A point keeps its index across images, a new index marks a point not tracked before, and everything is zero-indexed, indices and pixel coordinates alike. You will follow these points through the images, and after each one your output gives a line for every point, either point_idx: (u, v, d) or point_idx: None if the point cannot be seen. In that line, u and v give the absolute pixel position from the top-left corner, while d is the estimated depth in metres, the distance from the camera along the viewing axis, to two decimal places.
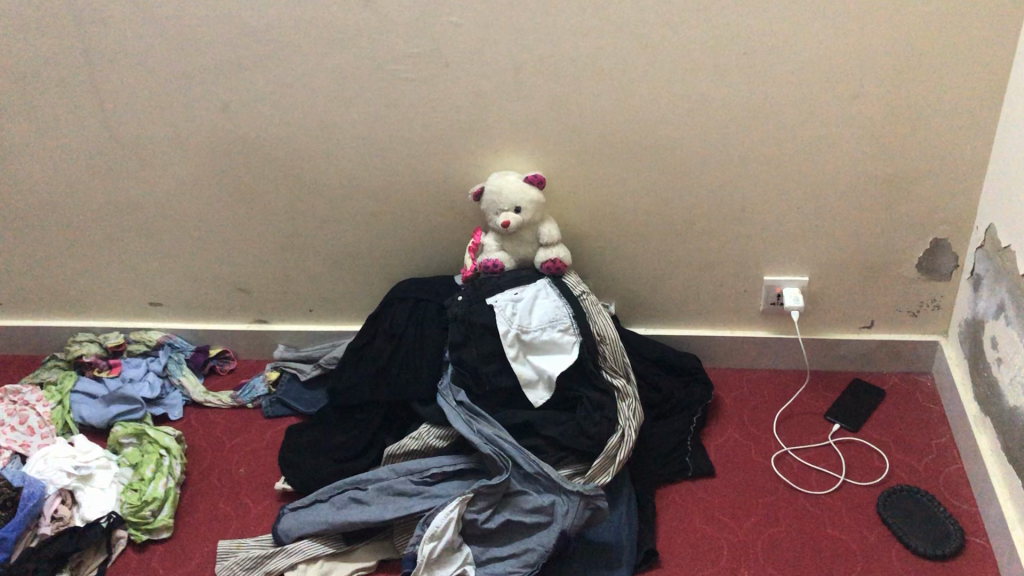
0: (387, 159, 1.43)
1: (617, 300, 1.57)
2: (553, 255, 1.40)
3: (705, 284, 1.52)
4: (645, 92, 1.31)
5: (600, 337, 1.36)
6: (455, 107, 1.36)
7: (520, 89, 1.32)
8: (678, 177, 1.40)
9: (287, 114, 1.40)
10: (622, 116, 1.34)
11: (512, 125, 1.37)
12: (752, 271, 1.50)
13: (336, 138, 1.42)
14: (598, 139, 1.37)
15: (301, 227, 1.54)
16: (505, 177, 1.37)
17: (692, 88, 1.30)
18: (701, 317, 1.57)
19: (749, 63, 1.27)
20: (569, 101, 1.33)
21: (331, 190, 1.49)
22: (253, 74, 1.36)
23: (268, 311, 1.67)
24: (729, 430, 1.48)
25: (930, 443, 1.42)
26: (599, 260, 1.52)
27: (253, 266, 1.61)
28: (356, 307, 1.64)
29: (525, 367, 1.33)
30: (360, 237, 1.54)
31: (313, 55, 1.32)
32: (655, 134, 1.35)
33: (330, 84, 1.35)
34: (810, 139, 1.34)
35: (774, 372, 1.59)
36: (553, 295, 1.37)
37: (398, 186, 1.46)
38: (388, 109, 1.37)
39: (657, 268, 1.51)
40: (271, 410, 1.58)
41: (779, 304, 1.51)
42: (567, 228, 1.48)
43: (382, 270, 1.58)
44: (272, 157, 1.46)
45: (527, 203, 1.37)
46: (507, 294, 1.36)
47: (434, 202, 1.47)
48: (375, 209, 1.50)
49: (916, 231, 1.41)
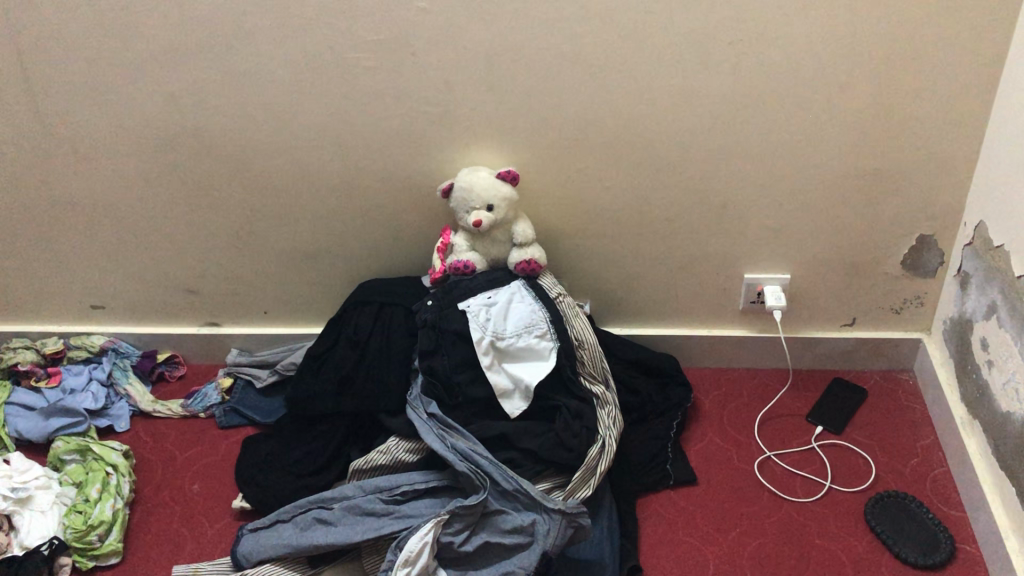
0: (349, 153, 1.34)
1: (591, 299, 1.50)
2: (528, 256, 1.32)
3: (683, 282, 1.46)
4: (624, 83, 1.23)
5: (577, 341, 1.30)
6: (422, 98, 1.27)
7: (492, 79, 1.24)
8: (658, 172, 1.33)
9: (240, 105, 1.29)
10: (600, 108, 1.26)
11: (483, 118, 1.28)
12: (732, 269, 1.44)
13: (292, 130, 1.32)
14: (574, 133, 1.29)
15: (256, 225, 1.44)
16: (476, 173, 1.29)
17: (675, 80, 1.23)
18: (679, 316, 1.50)
19: (734, 53, 1.19)
20: (544, 93, 1.25)
21: (288, 186, 1.39)
22: (202, 62, 1.25)
23: (220, 314, 1.57)
24: (709, 434, 1.42)
25: (914, 445, 1.38)
26: (573, 258, 1.44)
27: (203, 266, 1.50)
28: (315, 310, 1.55)
29: (500, 376, 1.25)
30: (319, 236, 1.44)
31: (268, 42, 1.22)
32: (634, 126, 1.28)
33: (286, 73, 1.25)
34: (796, 133, 1.27)
35: (753, 371, 1.54)
36: (529, 298, 1.29)
37: (360, 181, 1.37)
38: (350, 100, 1.28)
39: (633, 266, 1.45)
40: (225, 419, 1.49)
41: (759, 302, 1.46)
42: (540, 225, 1.41)
43: (343, 270, 1.49)
44: (223, 150, 1.35)
45: (500, 200, 1.29)
46: (480, 298, 1.28)
47: (399, 199, 1.38)
48: (335, 206, 1.40)
49: (902, 227, 1.36)
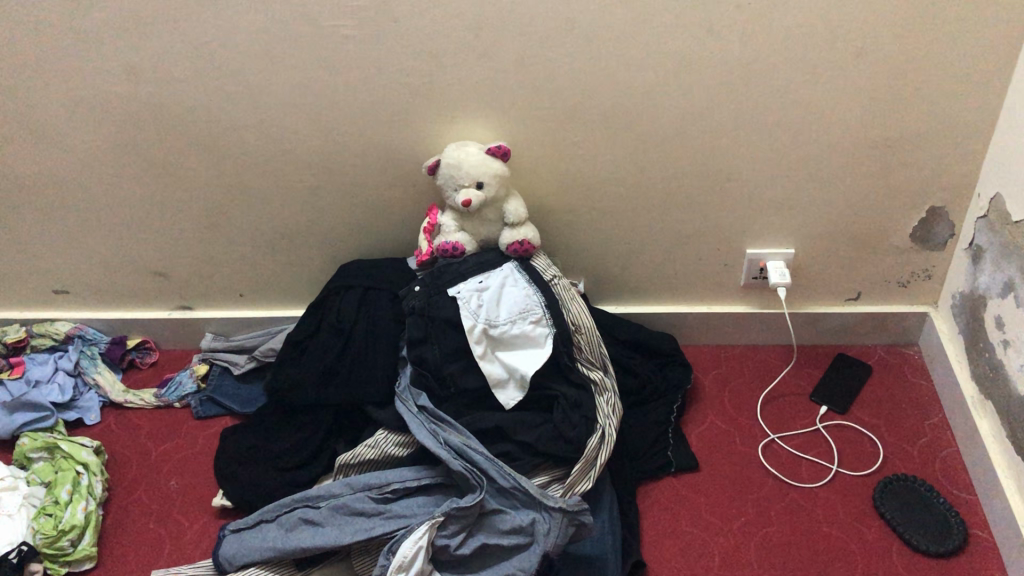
0: (326, 127, 1.25)
1: (586, 277, 1.43)
2: (520, 236, 1.24)
3: (683, 258, 1.39)
4: (621, 51, 1.15)
5: (574, 326, 1.24)
6: (403, 68, 1.17)
7: (479, 48, 1.15)
8: (657, 145, 1.25)
9: (206, 76, 1.19)
10: (596, 77, 1.18)
11: (470, 89, 1.19)
12: (734, 244, 1.37)
13: (264, 104, 1.22)
14: (569, 104, 1.21)
15: (228, 204, 1.35)
16: (464, 149, 1.21)
17: (676, 47, 1.14)
18: (677, 292, 1.44)
19: (739, 19, 1.11)
20: (535, 61, 1.16)
21: (261, 162, 1.29)
22: (163, 30, 1.15)
23: (193, 297, 1.48)
24: (710, 416, 1.37)
25: (922, 424, 1.33)
26: (566, 235, 1.37)
27: (173, 248, 1.41)
28: (294, 292, 1.46)
29: (493, 365, 1.19)
30: (297, 216, 1.36)
31: (234, 7, 1.12)
32: (633, 98, 1.20)
33: (256, 42, 1.15)
34: (804, 102, 1.20)
35: (754, 348, 1.48)
36: (522, 282, 1.22)
37: (339, 157, 1.28)
38: (325, 70, 1.18)
39: (630, 242, 1.37)
40: (201, 409, 1.41)
41: (762, 277, 1.39)
42: (532, 201, 1.33)
43: (323, 251, 1.40)
44: (190, 125, 1.25)
45: (490, 178, 1.20)
46: (470, 283, 1.21)
47: (382, 175, 1.29)
48: (313, 183, 1.31)
49: (912, 199, 1.29)
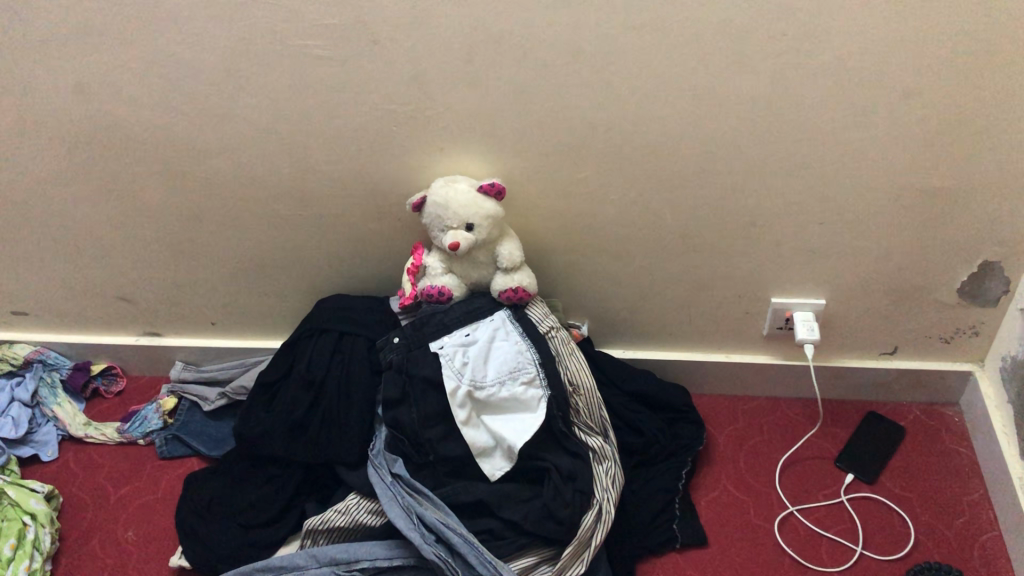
0: (301, 154, 1.11)
1: (591, 319, 1.29)
2: (514, 283, 1.11)
3: (699, 305, 1.24)
4: (634, 81, 1.00)
5: (571, 386, 1.10)
6: (386, 93, 1.03)
7: (472, 74, 1.00)
8: (674, 183, 1.10)
9: (167, 95, 1.06)
10: (606, 109, 1.03)
11: (461, 118, 1.05)
12: (758, 292, 1.22)
13: (231, 127, 1.09)
14: (574, 137, 1.06)
15: (194, 230, 1.22)
16: (453, 185, 1.07)
17: (699, 78, 0.99)
18: (692, 339, 1.29)
19: (771, 51, 0.96)
20: (536, 90, 1.01)
21: (232, 188, 1.16)
22: (115, 44, 1.01)
23: (162, 323, 1.36)
24: (722, 481, 1.23)
25: (961, 501, 1.18)
26: (569, 276, 1.22)
27: (138, 273, 1.29)
28: (271, 323, 1.34)
29: (479, 431, 1.06)
30: (271, 245, 1.22)
31: (193, 22, 0.98)
32: (646, 132, 1.05)
33: (220, 60, 1.01)
34: (843, 143, 1.04)
35: (774, 401, 1.34)
36: (514, 334, 1.09)
37: (317, 185, 1.14)
38: (299, 92, 1.04)
39: (640, 286, 1.23)
40: (166, 449, 1.29)
41: (787, 328, 1.25)
42: (532, 240, 1.18)
43: (301, 282, 1.27)
44: (150, 145, 1.12)
45: (481, 219, 1.06)
46: (456, 336, 1.08)
47: (364, 207, 1.16)
48: (289, 211, 1.18)
49: (962, 252, 1.14)
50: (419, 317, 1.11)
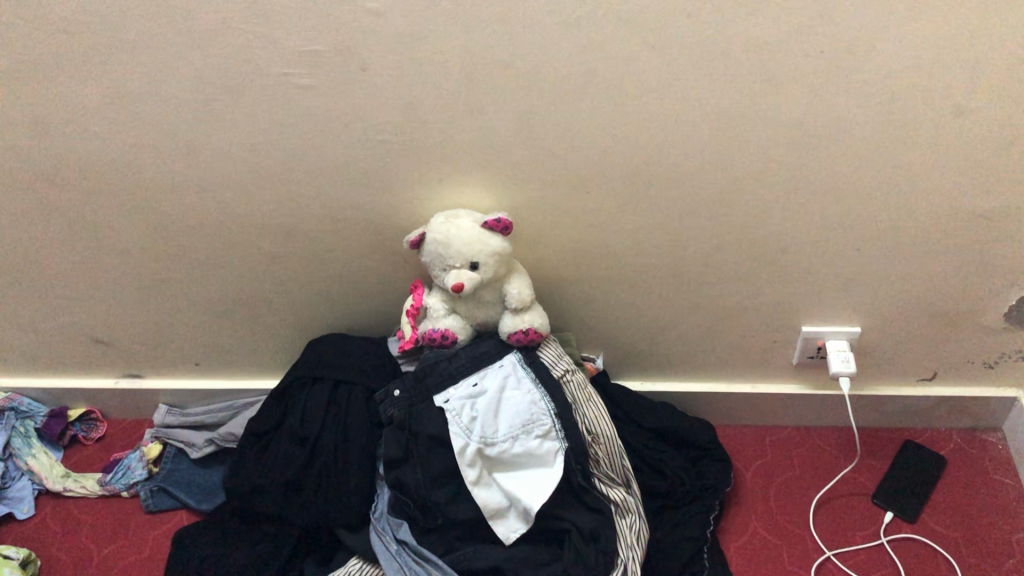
0: (287, 189, 1.01)
1: (606, 351, 1.19)
2: (524, 324, 1.01)
3: (723, 335, 1.15)
4: (655, 104, 0.90)
5: (590, 435, 1.01)
6: (379, 124, 0.93)
7: (476, 102, 0.90)
8: (698, 210, 1.01)
9: (137, 130, 0.96)
10: (624, 135, 0.93)
11: (462, 148, 0.95)
12: (787, 320, 1.13)
13: (208, 162, 0.99)
14: (588, 165, 0.96)
15: (172, 268, 1.12)
16: (454, 221, 0.97)
17: (728, 99, 0.89)
18: (715, 370, 1.20)
19: (808, 70, 0.86)
20: (546, 117, 0.92)
21: (211, 225, 1.06)
22: (74, 77, 0.91)
23: (142, 365, 1.26)
24: (752, 524, 1.14)
25: (1009, 540, 1.09)
26: (582, 308, 1.13)
27: (113, 314, 1.19)
28: (260, 362, 1.24)
29: (491, 491, 0.96)
30: (257, 284, 1.13)
31: (161, 53, 0.88)
32: (668, 158, 0.95)
33: (193, 92, 0.91)
34: (885, 164, 0.95)
35: (803, 431, 1.25)
36: (526, 382, 0.99)
37: (306, 221, 1.04)
38: (282, 125, 0.94)
39: (660, 317, 1.13)
40: (152, 503, 1.19)
41: (819, 357, 1.16)
42: (542, 272, 1.08)
43: (292, 321, 1.17)
44: (120, 183, 1.02)
45: (486, 256, 0.96)
46: (462, 388, 0.98)
47: (357, 242, 1.06)
48: (276, 249, 1.08)
49: (1011, 276, 1.05)
50: (420, 366, 1.01)
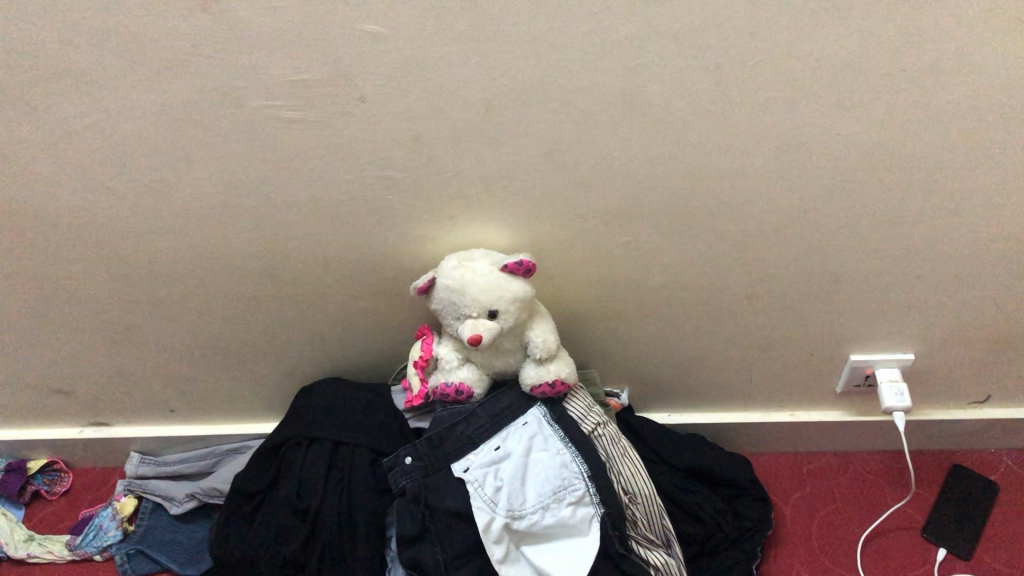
0: (272, 229, 0.87)
1: (631, 385, 1.08)
2: (550, 375, 0.88)
3: (762, 366, 1.04)
4: (703, 130, 0.78)
5: (626, 494, 0.90)
6: (381, 159, 0.79)
7: (496, 134, 0.77)
8: (744, 240, 0.89)
9: (92, 170, 0.81)
10: (666, 164, 0.81)
11: (478, 183, 0.82)
12: (834, 348, 1.02)
13: (178, 203, 0.85)
14: (624, 197, 0.84)
15: (139, 313, 0.98)
16: (469, 265, 0.84)
17: (787, 122, 0.77)
18: (750, 400, 1.10)
19: (879, 89, 0.75)
20: (577, 147, 0.79)
21: (183, 269, 0.92)
22: (15, 113, 0.76)
23: (109, 413, 1.12)
24: (794, 567, 1.02)
25: None
26: (608, 343, 1.01)
27: (74, 363, 1.04)
28: (245, 407, 1.11)
29: (519, 568, 0.84)
30: (238, 328, 0.99)
31: (118, 84, 0.74)
32: (714, 187, 0.83)
33: (158, 127, 0.77)
34: (959, 189, 0.84)
35: (842, 457, 1.15)
36: (555, 441, 0.87)
37: (294, 263, 0.91)
38: (264, 163, 0.80)
39: (694, 350, 1.02)
40: (128, 568, 1.06)
41: (866, 384, 1.06)
42: (564, 309, 0.96)
43: (280, 366, 1.04)
44: (73, 227, 0.88)
45: (508, 304, 0.84)
46: (483, 454, 0.86)
47: (356, 284, 0.93)
48: (259, 292, 0.94)
49: None
50: (432, 430, 0.88)
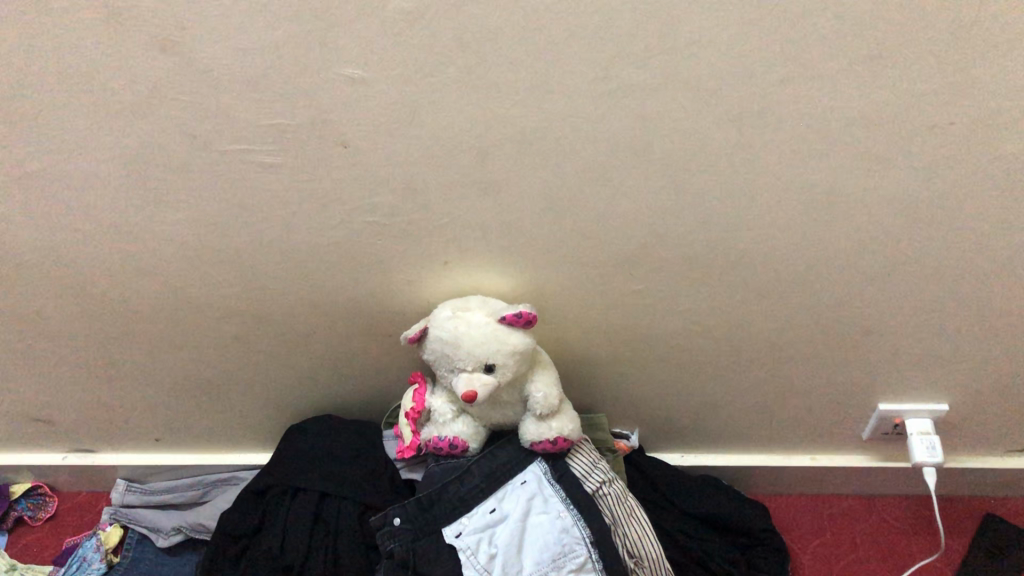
0: (253, 271, 0.81)
1: (641, 426, 1.02)
2: (551, 432, 0.81)
3: (782, 412, 0.97)
4: (722, 181, 0.71)
5: (632, 558, 0.83)
6: (367, 206, 0.73)
7: (493, 183, 0.70)
8: (765, 290, 0.82)
9: (56, 212, 0.75)
10: (681, 215, 0.74)
11: (475, 232, 0.75)
12: (861, 397, 0.95)
13: (152, 245, 0.78)
14: (634, 247, 0.77)
15: (118, 350, 0.92)
16: (464, 315, 0.77)
17: (815, 174, 0.70)
18: (768, 443, 1.03)
19: (919, 142, 0.67)
20: (583, 197, 0.72)
21: (161, 308, 0.86)
22: None
23: (93, 441, 1.07)
24: None
25: None
26: (616, 387, 0.94)
27: (52, 395, 0.99)
28: (235, 438, 1.06)
29: None
30: (223, 366, 0.93)
31: (76, 128, 0.67)
32: (733, 237, 0.76)
33: (123, 170, 0.71)
34: (1005, 245, 0.76)
35: (867, 501, 1.08)
36: (555, 503, 0.81)
37: (279, 305, 0.85)
38: (241, 208, 0.74)
39: (709, 396, 0.95)
40: None
41: (894, 433, 0.99)
42: (569, 353, 0.90)
43: (269, 402, 0.99)
44: (39, 267, 0.82)
45: (505, 359, 0.77)
46: (477, 517, 0.80)
47: (345, 326, 0.87)
48: (244, 332, 0.89)
49: None
50: (422, 491, 0.82)
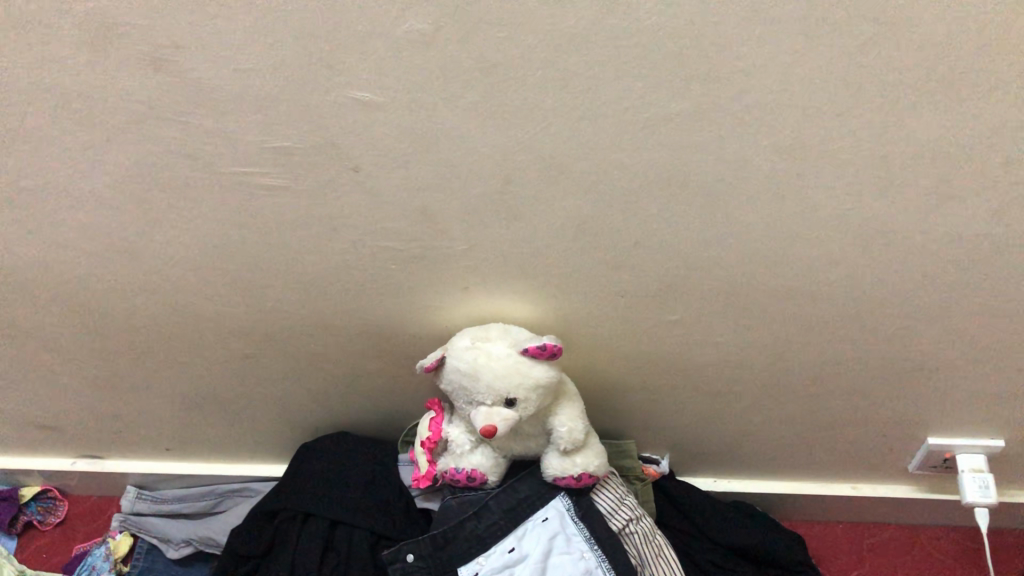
0: (262, 292, 0.76)
1: (672, 449, 0.96)
2: (575, 468, 0.76)
3: (822, 441, 0.92)
4: (768, 213, 0.64)
5: None
6: (382, 232, 0.67)
7: (517, 211, 0.65)
8: (811, 323, 0.76)
9: (52, 231, 0.71)
10: (722, 247, 0.68)
11: (497, 259, 0.69)
12: (909, 429, 0.89)
13: (154, 264, 0.74)
14: (670, 278, 0.71)
15: (124, 363, 0.88)
16: (484, 345, 0.72)
17: (871, 208, 0.63)
18: (806, 470, 0.97)
19: (990, 178, 0.60)
20: (615, 228, 0.66)
21: (168, 324, 0.82)
22: None
23: (103, 448, 1.04)
24: None
25: None
26: (647, 412, 0.89)
27: (59, 405, 0.96)
28: (248, 449, 1.02)
29: None
30: (233, 381, 0.89)
31: (69, 148, 0.62)
32: (777, 269, 0.70)
33: (121, 190, 0.66)
34: None
35: (911, 531, 1.02)
36: (578, 542, 0.76)
37: (290, 325, 0.80)
38: (248, 230, 0.69)
39: (744, 423, 0.90)
40: None
41: (943, 466, 0.93)
42: (597, 379, 0.84)
43: (283, 417, 0.95)
44: (39, 283, 0.77)
45: (527, 394, 0.72)
46: (495, 557, 0.75)
47: (361, 347, 0.82)
48: (254, 350, 0.84)
49: None
50: (437, 527, 0.78)
